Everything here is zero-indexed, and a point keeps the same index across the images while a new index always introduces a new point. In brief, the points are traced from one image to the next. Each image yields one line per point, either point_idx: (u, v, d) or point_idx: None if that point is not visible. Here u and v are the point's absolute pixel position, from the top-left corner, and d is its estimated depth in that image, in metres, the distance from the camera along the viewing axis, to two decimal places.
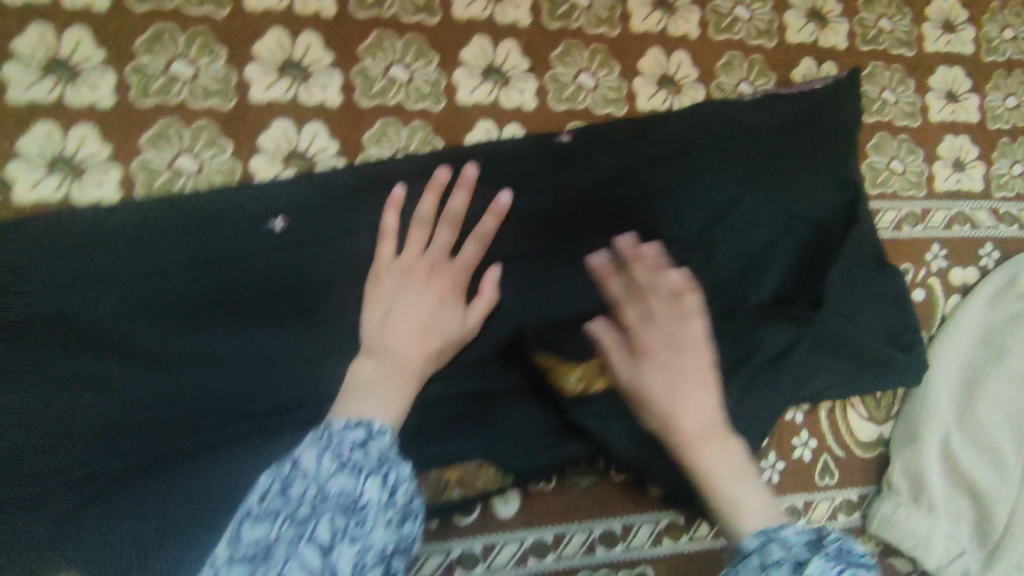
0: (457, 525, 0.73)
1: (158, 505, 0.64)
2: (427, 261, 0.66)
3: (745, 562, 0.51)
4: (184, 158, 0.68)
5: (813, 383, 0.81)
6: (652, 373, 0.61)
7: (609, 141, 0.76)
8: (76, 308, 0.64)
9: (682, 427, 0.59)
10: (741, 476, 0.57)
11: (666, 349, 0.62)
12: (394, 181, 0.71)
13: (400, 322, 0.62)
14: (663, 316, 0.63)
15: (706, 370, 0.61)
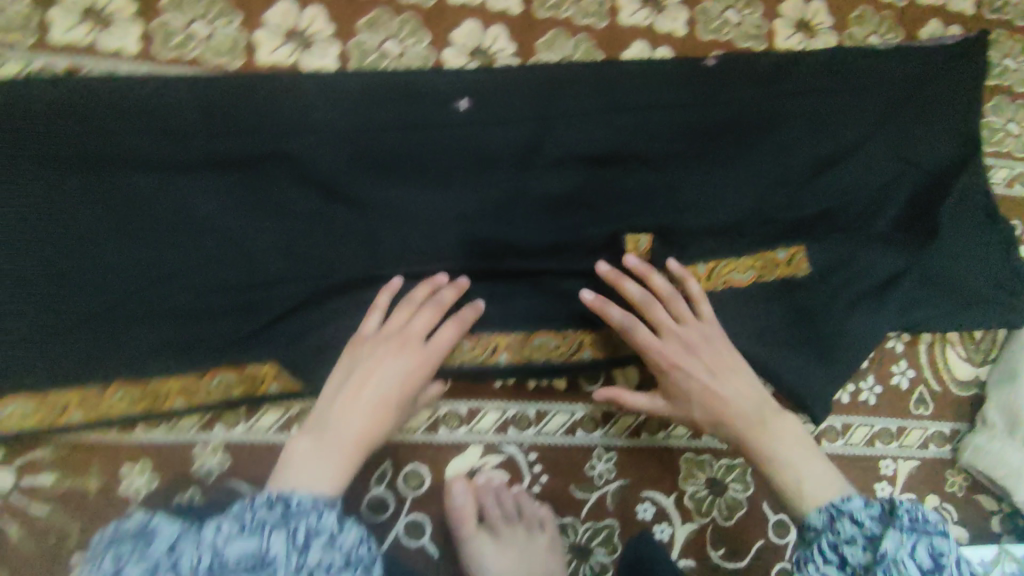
0: (581, 391, 0.81)
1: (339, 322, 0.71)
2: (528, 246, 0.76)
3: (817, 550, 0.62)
4: (391, 42, 0.80)
5: (920, 311, 0.86)
6: (714, 352, 0.74)
7: (751, 67, 0.85)
8: (288, 141, 0.70)
9: (734, 408, 0.73)
10: (789, 447, 0.71)
11: (715, 354, 0.74)
12: (562, 77, 0.80)
13: (361, 405, 0.66)
14: (662, 349, 0.74)
15: (722, 372, 0.74)
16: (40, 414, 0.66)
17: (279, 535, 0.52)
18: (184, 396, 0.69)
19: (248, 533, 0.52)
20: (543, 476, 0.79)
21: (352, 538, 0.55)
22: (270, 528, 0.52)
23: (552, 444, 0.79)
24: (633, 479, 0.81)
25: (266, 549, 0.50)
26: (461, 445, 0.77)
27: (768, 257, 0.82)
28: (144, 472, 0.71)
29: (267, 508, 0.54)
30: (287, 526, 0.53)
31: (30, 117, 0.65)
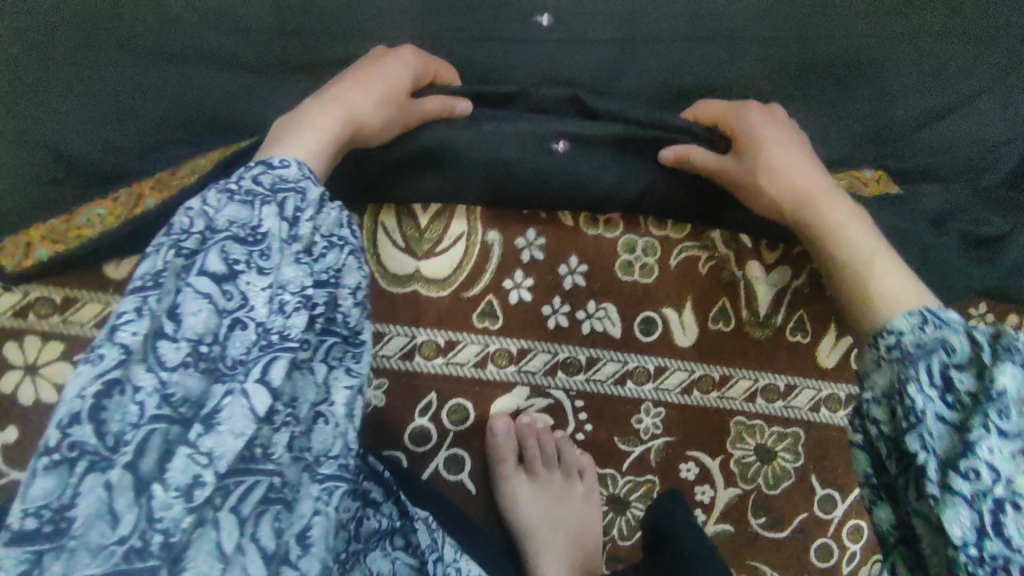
0: (635, 341, 0.77)
1: None
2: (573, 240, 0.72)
3: (900, 339, 0.48)
4: None
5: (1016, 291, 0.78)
6: (792, 156, 0.65)
7: (862, 2, 0.76)
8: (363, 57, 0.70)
9: (807, 188, 0.64)
10: (859, 232, 0.59)
11: (791, 164, 0.65)
12: (651, 0, 0.74)
13: (346, 97, 0.59)
14: (758, 124, 0.67)
15: (813, 174, 0.65)
16: (115, 216, 0.67)
17: (269, 209, 0.46)
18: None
19: (243, 203, 0.46)
20: (587, 424, 0.77)
21: (331, 220, 0.49)
22: (261, 200, 0.46)
23: (599, 392, 0.76)
24: (679, 437, 0.78)
25: (256, 225, 0.45)
26: (508, 383, 0.75)
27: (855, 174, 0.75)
28: None
29: (254, 179, 0.48)
30: (276, 199, 0.47)
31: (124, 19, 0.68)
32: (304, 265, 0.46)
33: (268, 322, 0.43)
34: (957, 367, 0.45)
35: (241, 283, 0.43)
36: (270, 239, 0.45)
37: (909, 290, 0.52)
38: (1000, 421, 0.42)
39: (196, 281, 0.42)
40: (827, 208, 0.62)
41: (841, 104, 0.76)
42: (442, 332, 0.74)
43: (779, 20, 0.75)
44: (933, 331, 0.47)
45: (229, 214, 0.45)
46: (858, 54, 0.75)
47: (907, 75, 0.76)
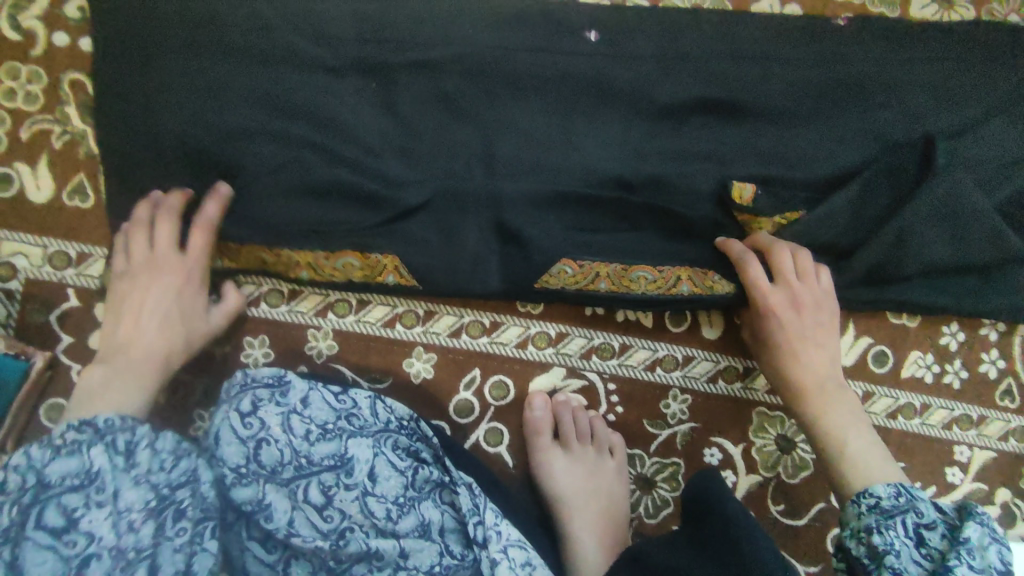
0: (666, 331, 0.83)
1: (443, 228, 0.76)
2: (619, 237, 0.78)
3: (877, 504, 0.64)
4: None
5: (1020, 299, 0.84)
6: (802, 340, 0.76)
7: (880, 31, 0.84)
8: (433, 63, 0.78)
9: (818, 376, 0.75)
10: (844, 413, 0.74)
11: (795, 297, 0.76)
12: (690, 24, 0.82)
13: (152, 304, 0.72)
14: (802, 297, 0.76)
15: (824, 343, 0.77)
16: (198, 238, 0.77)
17: (97, 450, 0.60)
18: (308, 268, 0.77)
19: (101, 443, 0.60)
20: (618, 406, 0.82)
21: (160, 451, 0.62)
22: (88, 444, 0.60)
23: (630, 376, 0.82)
24: (704, 424, 0.83)
25: (90, 467, 0.59)
26: (546, 364, 0.81)
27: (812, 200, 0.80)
28: (262, 345, 0.80)
29: (93, 426, 0.61)
30: (105, 439, 0.61)
31: (224, 20, 0.76)
32: (143, 486, 0.60)
33: (120, 543, 0.57)
34: (927, 526, 0.61)
35: (85, 521, 0.57)
36: (101, 475, 0.59)
37: (877, 459, 0.70)
38: (972, 563, 0.56)
39: (54, 470, 0.58)
40: (824, 388, 0.75)
41: (866, 121, 0.82)
42: (488, 313, 0.81)
43: (805, 43, 0.83)
44: (904, 503, 0.63)
45: (75, 440, 0.60)
46: (878, 75, 0.83)
47: (924, 97, 0.83)
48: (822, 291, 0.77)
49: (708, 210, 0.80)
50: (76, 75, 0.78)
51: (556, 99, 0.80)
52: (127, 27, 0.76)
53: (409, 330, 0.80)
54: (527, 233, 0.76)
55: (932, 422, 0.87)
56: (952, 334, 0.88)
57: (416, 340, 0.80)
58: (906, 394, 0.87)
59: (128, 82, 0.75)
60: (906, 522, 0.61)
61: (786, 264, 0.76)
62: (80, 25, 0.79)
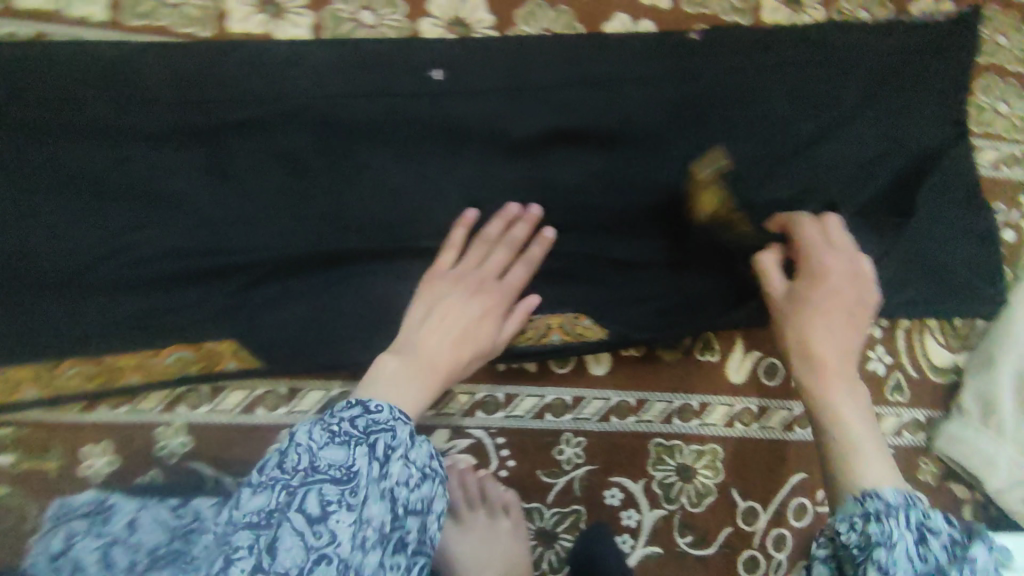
0: (552, 374, 0.79)
1: (299, 300, 0.72)
2: (484, 275, 0.74)
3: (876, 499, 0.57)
4: (365, 12, 0.76)
5: (897, 297, 0.84)
6: (809, 319, 0.71)
7: (733, 43, 0.82)
8: (265, 123, 0.72)
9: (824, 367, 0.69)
10: (853, 402, 0.67)
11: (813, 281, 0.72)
12: (539, 52, 0.78)
13: None
14: (832, 299, 0.71)
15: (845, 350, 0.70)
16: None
17: (364, 451, 0.58)
18: (141, 370, 0.69)
19: (334, 438, 0.58)
20: (511, 460, 0.78)
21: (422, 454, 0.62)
22: (357, 441, 0.58)
23: (520, 428, 0.78)
24: (601, 465, 0.80)
25: (350, 464, 0.57)
26: (428, 428, 0.76)
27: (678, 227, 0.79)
28: (105, 453, 0.71)
29: (352, 421, 0.60)
30: (370, 440, 0.59)
31: (12, 99, 0.67)
32: None
33: None
34: (930, 533, 0.55)
35: (332, 521, 0.54)
36: (361, 476, 0.56)
37: (879, 460, 0.62)
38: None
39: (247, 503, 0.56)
40: (832, 385, 0.68)
41: (726, 139, 0.81)
42: (357, 383, 0.75)
43: (658, 63, 0.80)
44: (906, 503, 0.56)
45: (343, 430, 0.59)
46: (733, 90, 0.81)
47: (782, 107, 0.82)
48: (847, 282, 0.73)
49: (574, 247, 0.78)
50: None
51: (406, 150, 0.74)
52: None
53: (272, 413, 0.73)
54: (394, 294, 0.75)
55: None
56: None
57: (281, 423, 0.73)
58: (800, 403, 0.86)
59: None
60: (911, 529, 0.54)
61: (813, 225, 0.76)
62: None
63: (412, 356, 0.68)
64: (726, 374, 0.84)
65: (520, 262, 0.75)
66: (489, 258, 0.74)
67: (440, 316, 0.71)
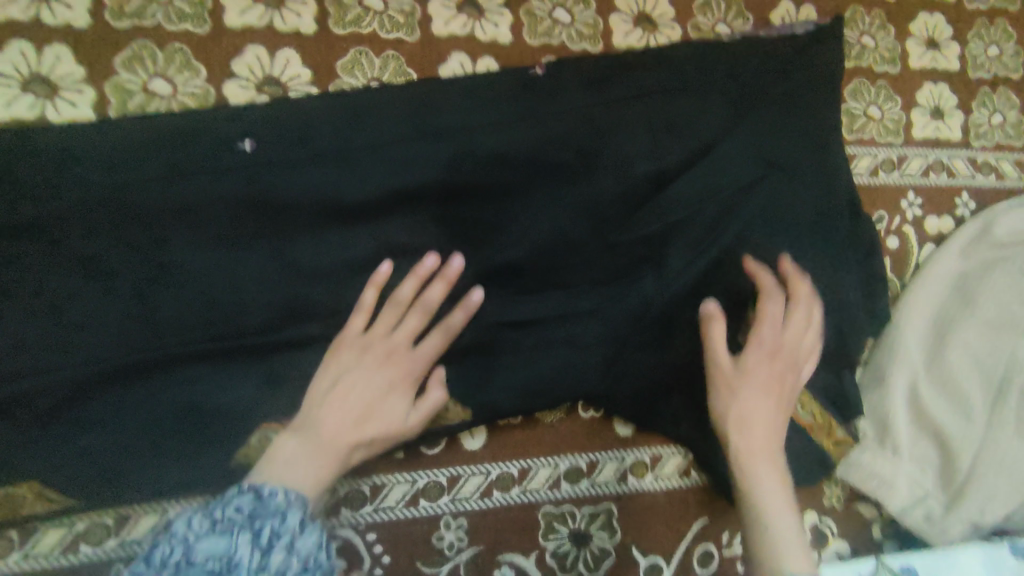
0: (422, 455, 0.73)
1: (111, 417, 0.64)
2: (395, 345, 0.68)
3: None
4: (158, 80, 0.68)
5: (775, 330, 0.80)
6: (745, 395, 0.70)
7: (582, 75, 0.77)
8: (46, 223, 0.63)
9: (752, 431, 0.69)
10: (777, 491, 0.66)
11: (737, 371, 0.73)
12: (367, 107, 0.71)
13: None
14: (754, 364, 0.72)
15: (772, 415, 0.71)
16: None
17: (245, 537, 0.51)
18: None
19: (217, 527, 0.51)
20: (385, 556, 0.71)
21: (312, 546, 0.53)
22: (237, 528, 0.52)
23: (392, 520, 0.72)
24: (487, 545, 0.74)
25: (232, 552, 0.50)
26: None
27: (541, 284, 0.74)
28: None
29: (237, 507, 0.53)
30: (253, 526, 0.52)
31: None
32: None
33: None
34: None
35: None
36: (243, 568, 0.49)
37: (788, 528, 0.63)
38: None
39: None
40: (756, 445, 0.69)
41: (585, 182, 0.75)
42: (194, 500, 0.68)
43: (500, 106, 0.74)
44: None
45: (226, 518, 0.52)
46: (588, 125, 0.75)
47: (642, 137, 0.76)
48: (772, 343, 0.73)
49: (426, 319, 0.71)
50: None
51: (219, 234, 0.66)
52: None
53: (98, 547, 0.67)
54: (220, 400, 0.66)
55: None
56: None
57: (110, 558, 0.67)
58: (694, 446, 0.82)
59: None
60: None
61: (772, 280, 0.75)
62: None
63: (309, 436, 0.63)
64: (613, 428, 0.80)
65: (436, 330, 0.69)
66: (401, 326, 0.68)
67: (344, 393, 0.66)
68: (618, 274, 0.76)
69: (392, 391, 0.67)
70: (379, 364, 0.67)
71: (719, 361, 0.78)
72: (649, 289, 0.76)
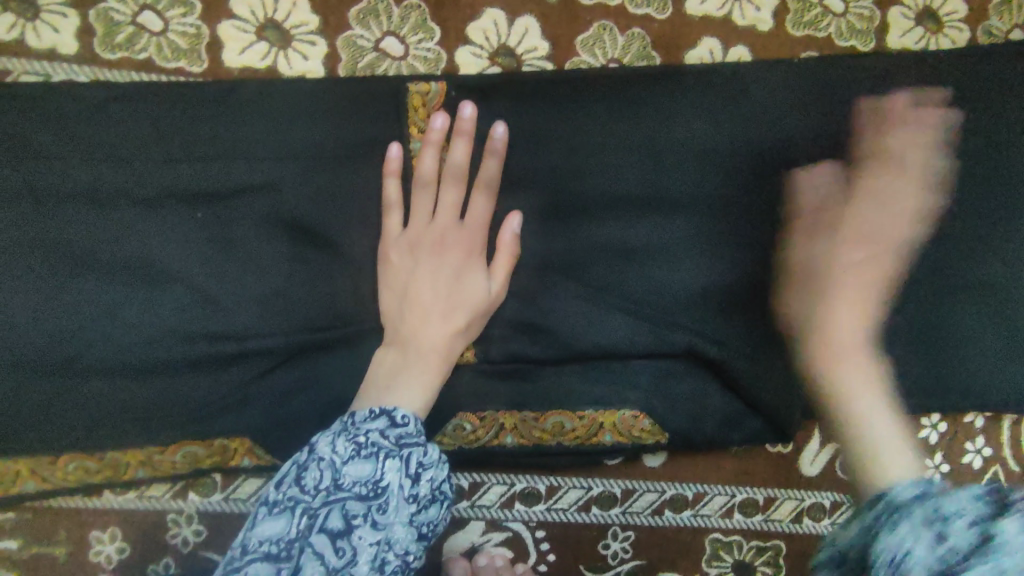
0: (602, 466, 0.71)
1: (311, 382, 0.64)
2: (443, 226, 0.62)
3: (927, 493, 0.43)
4: (391, 39, 0.63)
5: (988, 393, 0.73)
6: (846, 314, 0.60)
7: (839, 77, 0.68)
8: (276, 183, 0.62)
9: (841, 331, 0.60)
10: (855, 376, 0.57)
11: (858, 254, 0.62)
12: (605, 93, 0.66)
13: None
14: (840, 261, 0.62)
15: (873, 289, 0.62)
16: None
17: (393, 465, 0.49)
18: (146, 465, 0.63)
19: (361, 452, 0.49)
20: (550, 554, 0.71)
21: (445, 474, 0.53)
22: (385, 455, 0.50)
23: (563, 521, 0.71)
24: (650, 560, 0.73)
25: (378, 479, 0.48)
26: (461, 520, 0.70)
27: (759, 315, 0.69)
28: (114, 540, 0.66)
29: (382, 432, 0.51)
30: (402, 453, 0.50)
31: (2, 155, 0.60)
32: None
33: None
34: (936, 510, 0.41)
35: (354, 538, 0.46)
36: (390, 494, 0.48)
37: (896, 446, 0.53)
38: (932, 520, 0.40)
39: (258, 532, 0.47)
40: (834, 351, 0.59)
41: (819, 205, 0.68)
42: None
43: (743, 107, 0.67)
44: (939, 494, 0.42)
45: (371, 442, 0.50)
46: (835, 144, 0.68)
47: None
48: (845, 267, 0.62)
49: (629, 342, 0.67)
50: None
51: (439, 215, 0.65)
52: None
53: None
54: None
55: None
56: (932, 426, 0.75)
57: None
58: None
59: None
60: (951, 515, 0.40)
61: (833, 193, 0.65)
62: None
63: (408, 344, 0.60)
64: (798, 468, 0.74)
65: (457, 139, 0.61)
66: (440, 202, 0.62)
67: (423, 269, 0.61)
68: None
69: (464, 268, 0.62)
70: (438, 249, 0.61)
71: (922, 410, 0.73)
72: None
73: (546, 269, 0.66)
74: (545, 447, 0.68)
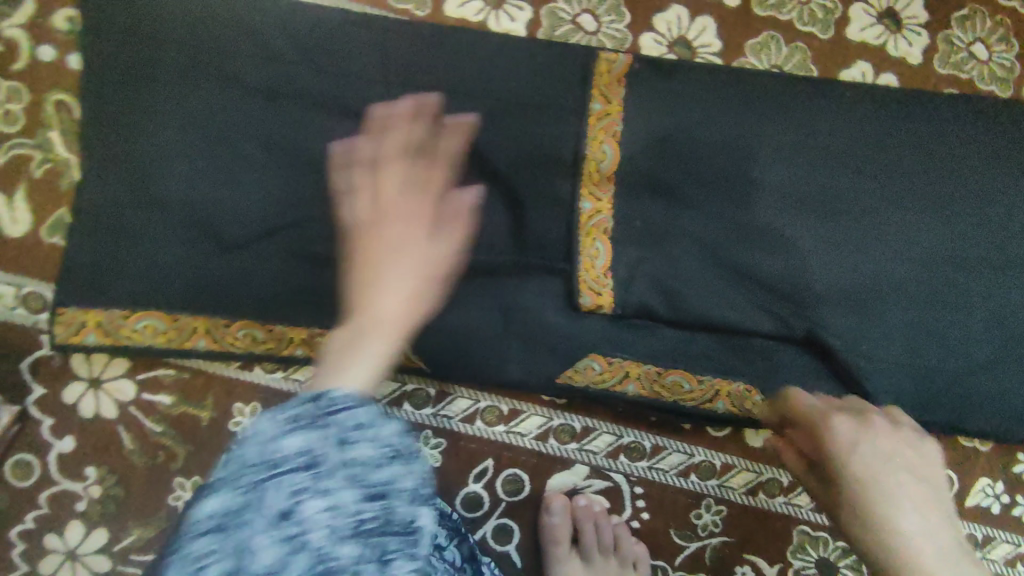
0: (705, 435, 0.74)
1: (463, 297, 0.70)
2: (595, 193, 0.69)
3: None
4: (587, 16, 0.73)
5: None
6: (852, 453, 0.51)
7: (985, 112, 0.74)
8: (471, 117, 0.70)
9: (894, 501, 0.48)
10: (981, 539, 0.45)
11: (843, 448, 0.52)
12: (771, 89, 0.72)
13: None
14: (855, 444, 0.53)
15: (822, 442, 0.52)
16: (169, 336, 0.69)
17: (353, 452, 0.38)
18: (305, 345, 0.69)
19: (298, 429, 0.39)
20: (644, 512, 0.74)
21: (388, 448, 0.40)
22: (322, 426, 0.39)
23: (662, 482, 0.74)
24: (738, 539, 0.74)
25: (333, 456, 0.38)
26: (567, 460, 0.73)
27: (884, 316, 0.72)
28: (253, 414, 0.71)
29: (336, 417, 0.39)
30: (345, 451, 0.38)
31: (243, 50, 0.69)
32: None
33: None
34: None
35: (306, 503, 0.36)
36: (377, 488, 0.38)
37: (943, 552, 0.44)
38: None
39: (193, 516, 0.37)
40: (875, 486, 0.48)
41: (952, 224, 0.73)
42: (506, 399, 0.73)
43: (897, 122, 0.73)
44: None
45: (317, 419, 0.39)
46: (976, 171, 0.73)
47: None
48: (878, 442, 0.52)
49: (758, 320, 0.71)
50: (59, 96, 0.69)
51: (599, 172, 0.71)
52: (119, 53, 0.68)
53: (417, 410, 0.73)
54: (557, 320, 0.71)
55: (994, 557, 0.77)
56: None
57: (421, 423, 0.73)
58: (968, 524, 0.77)
59: (115, 117, 0.68)
60: None
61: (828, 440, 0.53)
62: (68, 38, 0.70)
63: None
64: None
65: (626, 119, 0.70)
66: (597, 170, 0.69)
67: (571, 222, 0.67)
68: (957, 327, 0.73)
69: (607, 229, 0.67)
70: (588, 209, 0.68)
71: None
72: (982, 349, 0.73)
73: (693, 237, 0.71)
74: (660, 401, 0.72)
